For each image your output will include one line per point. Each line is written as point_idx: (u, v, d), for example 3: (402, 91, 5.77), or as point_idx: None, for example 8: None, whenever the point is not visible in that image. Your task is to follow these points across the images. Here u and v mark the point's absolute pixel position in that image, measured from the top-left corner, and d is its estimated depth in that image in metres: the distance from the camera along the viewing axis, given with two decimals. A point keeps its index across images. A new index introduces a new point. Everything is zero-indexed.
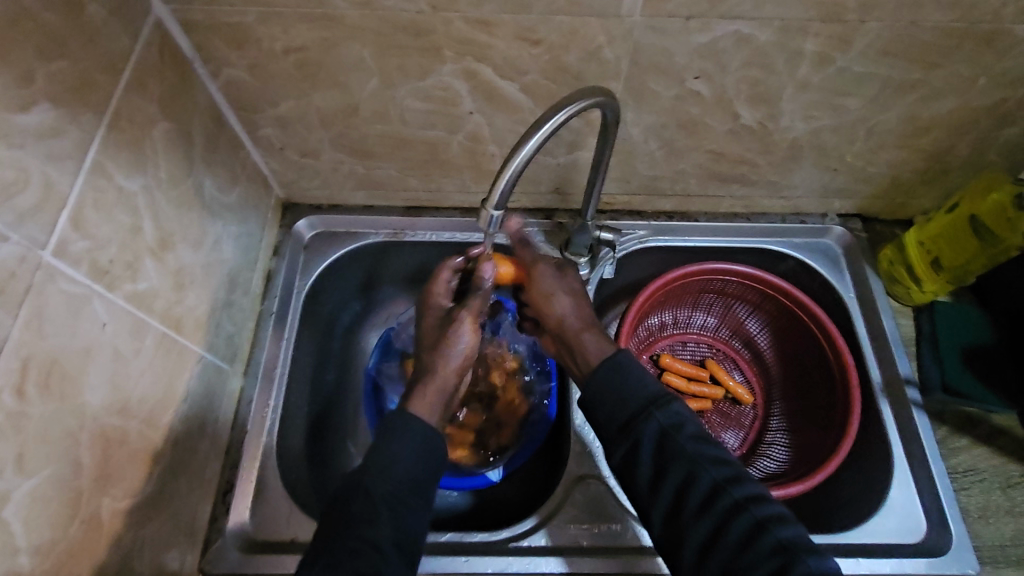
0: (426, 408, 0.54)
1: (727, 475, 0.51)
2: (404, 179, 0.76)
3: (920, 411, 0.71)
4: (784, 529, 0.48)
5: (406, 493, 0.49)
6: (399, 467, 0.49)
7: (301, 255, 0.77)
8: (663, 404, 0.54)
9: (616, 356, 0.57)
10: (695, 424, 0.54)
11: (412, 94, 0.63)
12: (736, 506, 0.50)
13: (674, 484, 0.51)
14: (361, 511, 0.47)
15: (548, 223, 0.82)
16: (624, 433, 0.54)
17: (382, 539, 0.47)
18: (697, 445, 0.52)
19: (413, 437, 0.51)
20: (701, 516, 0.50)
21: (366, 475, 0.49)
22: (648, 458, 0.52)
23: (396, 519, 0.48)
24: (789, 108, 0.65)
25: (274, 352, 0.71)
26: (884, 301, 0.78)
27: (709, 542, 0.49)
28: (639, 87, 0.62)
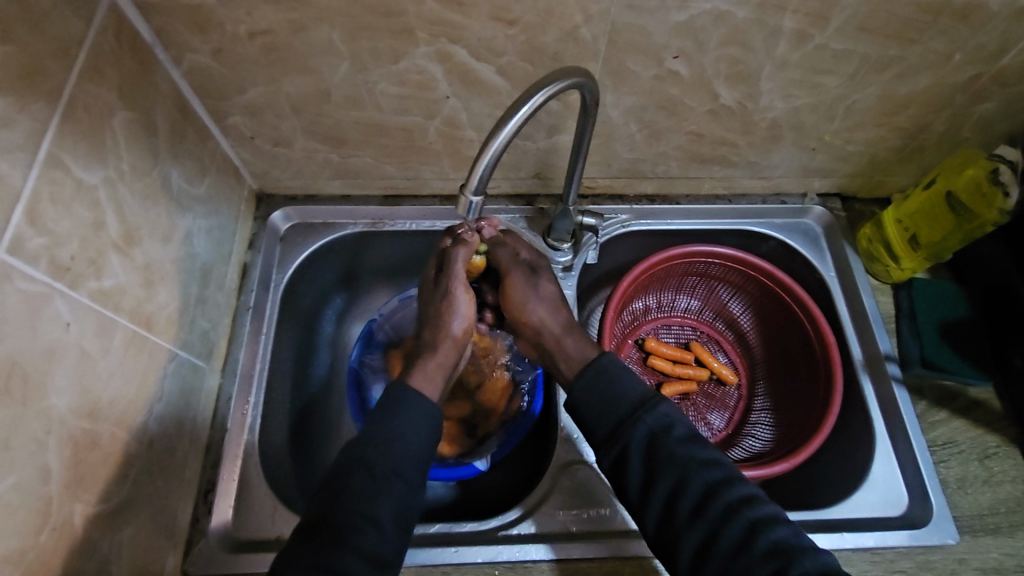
0: (428, 380, 0.58)
1: (718, 477, 0.52)
2: (381, 167, 0.74)
3: (899, 385, 0.72)
4: (776, 530, 0.49)
5: (405, 468, 0.51)
6: (399, 443, 0.52)
7: (277, 247, 0.76)
8: (650, 406, 0.55)
9: (600, 359, 0.58)
10: (684, 424, 0.55)
11: (386, 79, 0.61)
12: (729, 509, 0.50)
13: (664, 488, 0.52)
14: (358, 487, 0.49)
15: (529, 209, 0.81)
16: (613, 439, 0.55)
17: (380, 515, 0.48)
18: (685, 448, 0.53)
19: (414, 413, 0.53)
20: (695, 520, 0.50)
21: (366, 450, 0.51)
22: (638, 462, 0.53)
23: (395, 495, 0.50)
24: (768, 87, 0.64)
25: (253, 349, 0.69)
26: (864, 279, 0.78)
27: (704, 545, 0.50)
28: (618, 68, 0.61)
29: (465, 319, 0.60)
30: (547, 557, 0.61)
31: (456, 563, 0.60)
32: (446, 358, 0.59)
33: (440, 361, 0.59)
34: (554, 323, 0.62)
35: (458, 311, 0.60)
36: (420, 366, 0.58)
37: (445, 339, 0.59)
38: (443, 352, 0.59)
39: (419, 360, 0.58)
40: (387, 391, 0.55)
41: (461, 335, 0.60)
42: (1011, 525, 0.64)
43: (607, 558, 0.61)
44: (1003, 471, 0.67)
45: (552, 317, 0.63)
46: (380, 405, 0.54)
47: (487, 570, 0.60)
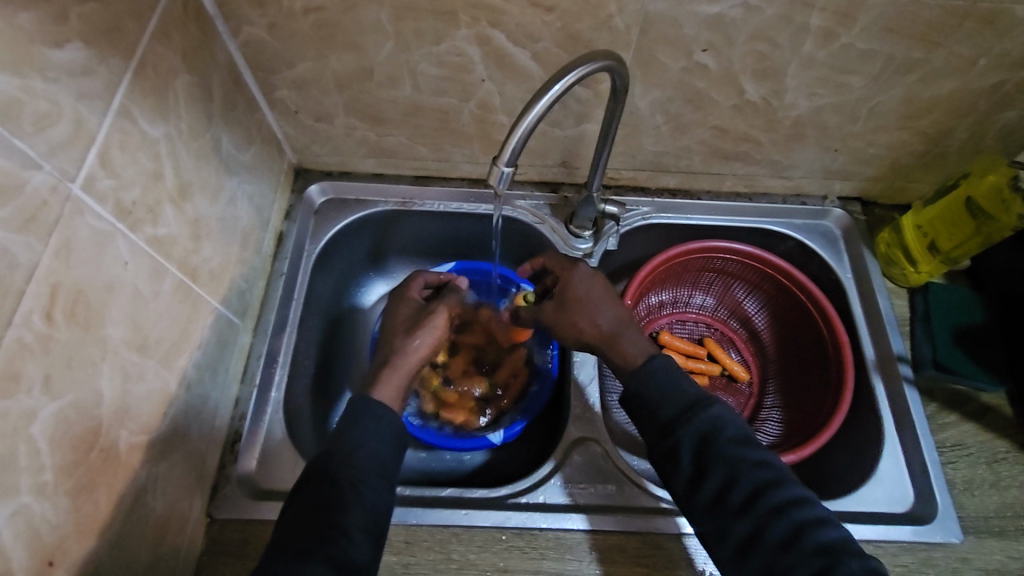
0: (389, 393, 0.58)
1: (768, 478, 0.53)
2: (414, 148, 0.78)
3: (910, 387, 0.72)
4: (822, 533, 0.50)
5: (372, 478, 0.52)
6: (365, 453, 0.53)
7: (311, 219, 0.80)
8: (702, 407, 0.56)
9: (651, 361, 0.59)
10: (734, 426, 0.55)
11: (426, 59, 0.64)
12: (776, 508, 0.51)
13: (712, 484, 0.53)
14: (327, 497, 0.50)
15: (553, 197, 0.84)
16: (664, 433, 0.56)
17: (345, 522, 0.49)
18: (737, 449, 0.54)
19: (377, 423, 0.55)
20: (740, 515, 0.51)
21: (332, 463, 0.52)
22: (687, 457, 0.54)
23: (363, 503, 0.51)
24: (794, 84, 0.66)
25: (283, 313, 0.73)
26: (880, 282, 0.79)
27: (748, 541, 0.51)
28: (648, 59, 0.63)
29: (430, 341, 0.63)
30: (552, 526, 0.63)
31: (465, 525, 0.63)
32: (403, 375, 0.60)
33: (395, 369, 0.60)
34: (603, 322, 0.63)
35: (428, 323, 0.64)
36: (384, 376, 0.59)
37: (408, 352, 0.62)
38: (410, 355, 0.62)
39: (383, 371, 0.60)
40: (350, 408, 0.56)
41: (425, 346, 0.63)
42: (1017, 529, 0.64)
43: (613, 531, 0.63)
44: (1011, 476, 0.67)
45: (600, 313, 0.63)
46: (346, 417, 0.55)
47: (494, 534, 0.62)
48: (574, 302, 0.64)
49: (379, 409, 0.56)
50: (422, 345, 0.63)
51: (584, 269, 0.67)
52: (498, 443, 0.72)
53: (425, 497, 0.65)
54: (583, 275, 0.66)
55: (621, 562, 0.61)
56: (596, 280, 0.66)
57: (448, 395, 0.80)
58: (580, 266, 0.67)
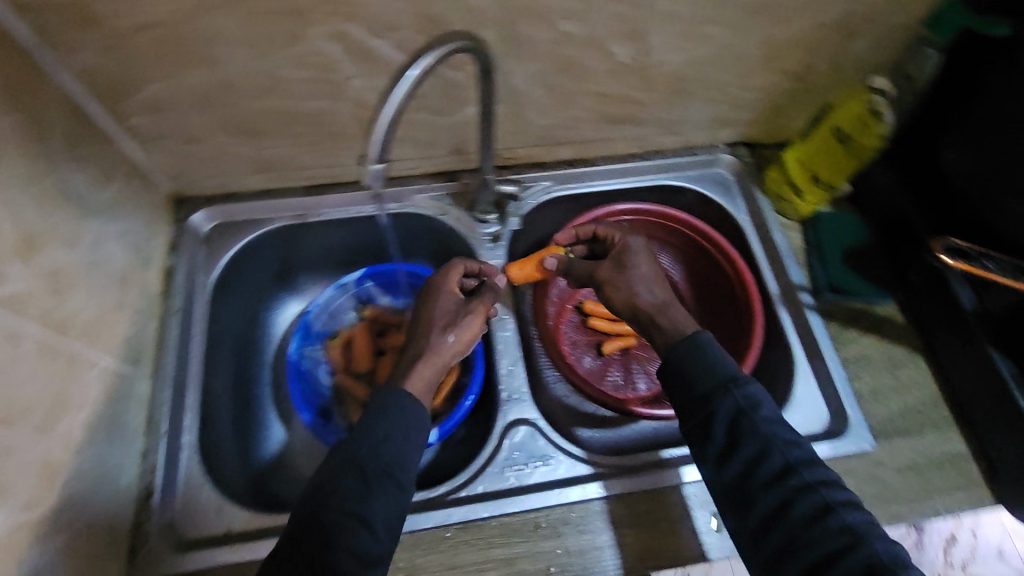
0: (421, 385, 0.61)
1: (798, 456, 0.55)
2: (298, 157, 0.75)
3: (813, 313, 0.77)
4: (851, 513, 0.52)
5: (397, 472, 0.53)
6: (389, 446, 0.54)
7: (201, 249, 0.76)
8: (742, 385, 0.58)
9: (697, 337, 0.60)
10: (770, 406, 0.57)
11: (286, 63, 0.61)
12: (801, 486, 0.53)
13: (744, 457, 0.55)
14: (351, 489, 0.52)
15: (453, 185, 0.83)
16: (702, 405, 0.57)
17: (369, 516, 0.51)
18: (772, 426, 0.56)
19: (404, 418, 0.56)
20: (767, 490, 0.54)
21: (359, 454, 0.53)
22: (722, 429, 0.56)
23: (389, 498, 0.52)
24: (660, 41, 0.67)
25: (185, 352, 0.69)
26: (774, 219, 0.83)
27: (773, 514, 0.53)
28: (515, 34, 0.63)
29: (467, 336, 0.65)
30: (495, 513, 0.63)
31: (409, 530, 0.61)
32: (436, 369, 0.62)
33: (434, 362, 0.62)
34: (645, 300, 0.65)
35: (466, 320, 0.65)
36: (417, 366, 0.61)
37: (442, 346, 0.63)
38: (439, 352, 0.63)
39: (416, 359, 0.62)
40: (377, 399, 0.57)
41: (458, 343, 0.64)
42: (918, 425, 0.70)
43: (555, 506, 0.64)
44: (909, 378, 0.73)
45: (644, 292, 0.66)
46: (371, 409, 0.57)
47: (440, 532, 0.62)
48: (608, 283, 0.67)
49: (406, 400, 0.57)
50: (454, 339, 0.64)
51: (636, 242, 0.70)
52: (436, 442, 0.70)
53: None
54: (636, 256, 0.69)
55: (568, 534, 0.63)
56: (647, 260, 0.69)
57: None
58: (634, 238, 0.71)
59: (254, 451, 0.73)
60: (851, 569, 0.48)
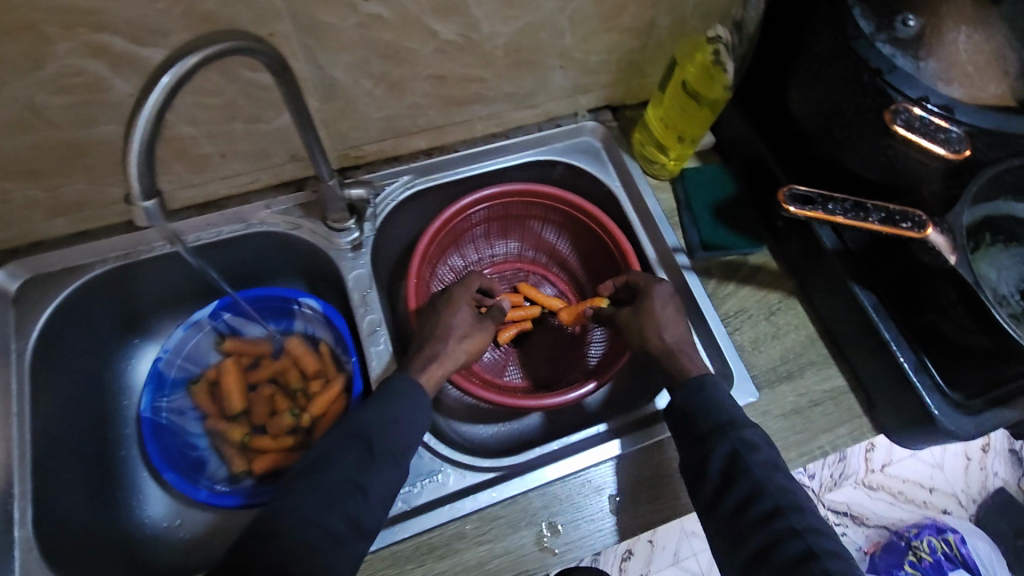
0: (432, 384, 0.63)
1: (790, 500, 0.54)
2: (105, 190, 0.66)
3: (689, 273, 0.75)
4: (834, 562, 0.51)
5: (400, 455, 0.57)
6: (396, 428, 0.57)
7: (10, 311, 0.66)
8: (740, 426, 0.58)
9: (706, 376, 0.62)
10: (768, 450, 0.58)
11: (40, 89, 0.52)
12: (792, 529, 0.53)
13: (736, 496, 0.55)
14: (355, 459, 0.55)
15: (301, 195, 0.75)
16: (699, 443, 0.58)
17: (369, 488, 0.54)
18: (766, 470, 0.56)
19: (417, 413, 0.59)
20: (755, 528, 0.54)
21: (372, 428, 0.57)
22: (716, 465, 0.57)
23: (384, 475, 0.55)
24: (482, 13, 0.62)
25: (3, 435, 0.60)
26: (644, 181, 0.81)
27: (759, 553, 0.53)
28: (313, 23, 0.56)
29: (473, 351, 0.67)
30: (383, 544, 0.59)
31: None
32: (441, 374, 0.64)
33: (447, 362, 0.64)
34: (665, 339, 0.66)
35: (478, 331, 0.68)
36: (432, 365, 0.64)
37: (454, 351, 0.65)
38: (451, 358, 0.65)
39: (432, 357, 0.64)
40: (394, 382, 0.60)
41: (468, 351, 0.67)
42: (799, 368, 0.71)
43: (446, 523, 0.61)
44: (787, 322, 0.74)
45: (667, 331, 0.66)
46: (388, 391, 0.60)
47: None
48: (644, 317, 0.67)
49: (421, 395, 0.60)
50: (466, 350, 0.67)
51: (662, 289, 0.68)
52: None
53: None
54: (662, 296, 0.68)
55: (463, 549, 0.60)
56: (670, 304, 0.68)
57: (261, 443, 0.72)
58: (660, 283, 0.69)
59: (128, 515, 0.68)
60: None
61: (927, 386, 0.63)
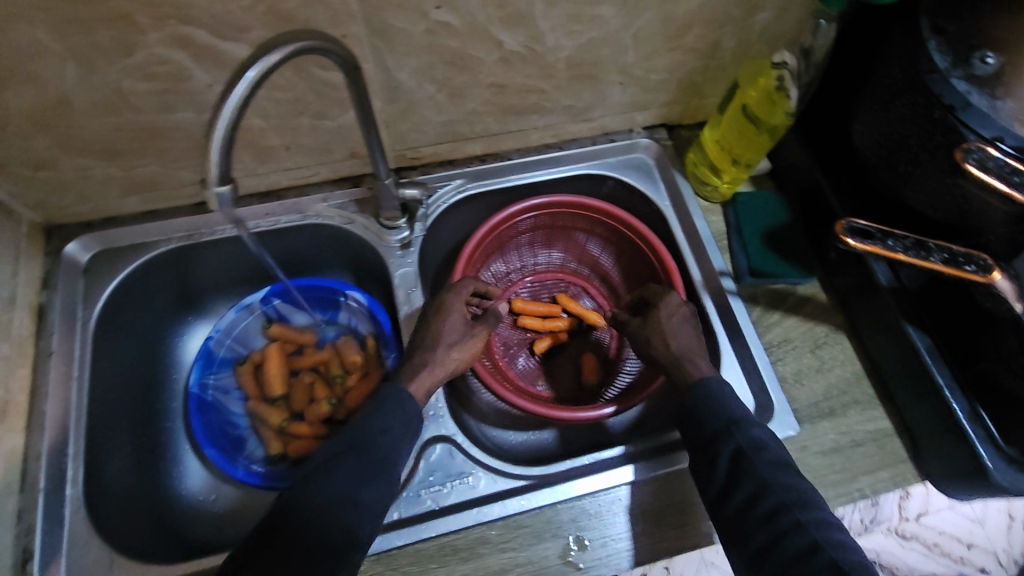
0: (421, 391, 0.60)
1: (796, 497, 0.53)
2: (174, 174, 0.69)
3: (734, 298, 0.74)
4: (843, 555, 0.49)
5: (390, 464, 0.56)
6: (386, 436, 0.57)
7: (80, 281, 0.70)
8: (743, 427, 0.57)
9: (708, 382, 0.61)
10: (774, 449, 0.56)
11: (129, 75, 0.55)
12: (797, 524, 0.51)
13: (742, 495, 0.54)
14: (346, 470, 0.54)
15: (357, 190, 0.77)
16: (704, 447, 0.58)
17: (360, 499, 0.52)
18: (772, 469, 0.55)
19: (405, 419, 0.58)
20: (761, 526, 0.53)
21: (360, 439, 0.56)
22: (721, 468, 0.56)
23: (377, 485, 0.54)
24: (547, 26, 0.63)
25: (64, 397, 0.64)
26: (695, 202, 0.81)
27: (766, 551, 0.52)
28: (385, 27, 0.58)
29: (463, 357, 0.63)
30: (410, 540, 0.59)
31: None
32: (429, 382, 0.61)
33: (434, 370, 0.61)
34: (677, 347, 0.65)
35: (470, 337, 0.64)
36: (420, 372, 0.61)
37: (443, 358, 0.62)
38: (442, 366, 0.62)
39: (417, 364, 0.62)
40: (383, 392, 0.59)
41: (461, 359, 0.63)
42: (843, 405, 0.69)
43: (472, 527, 0.61)
44: (833, 357, 0.72)
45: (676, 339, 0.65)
46: (377, 400, 0.59)
47: None
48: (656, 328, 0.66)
49: (410, 403, 0.59)
50: (456, 356, 0.63)
51: (673, 301, 0.68)
52: None
53: None
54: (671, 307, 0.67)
55: (486, 555, 0.60)
56: (678, 313, 0.67)
57: (295, 430, 0.74)
58: (671, 297, 0.68)
59: (169, 486, 0.71)
60: None
61: (979, 436, 0.60)
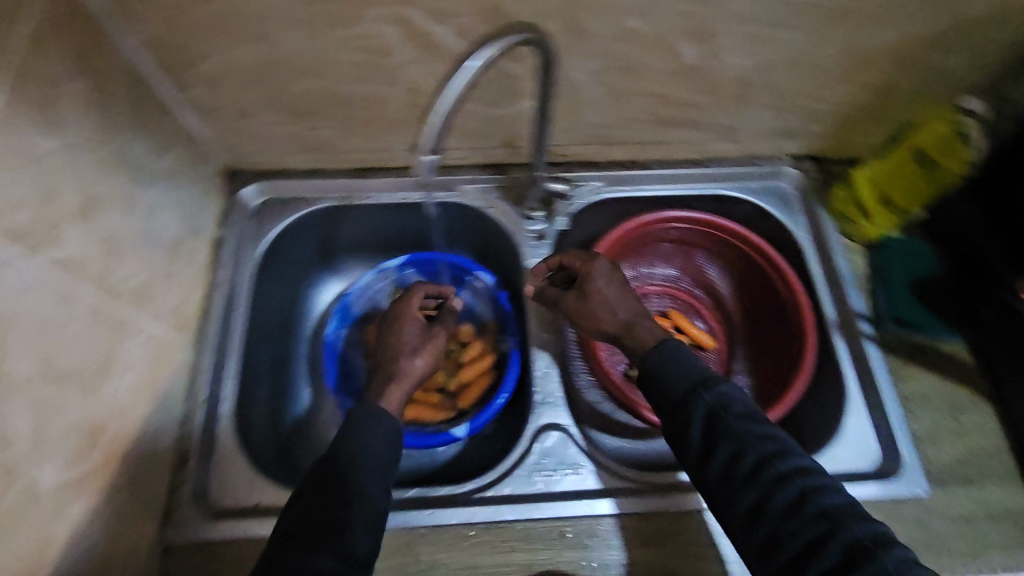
0: (393, 400, 0.59)
1: (774, 449, 0.51)
2: (347, 139, 0.75)
3: (871, 343, 0.72)
4: (829, 498, 0.49)
5: (381, 475, 0.52)
6: (368, 452, 0.53)
7: (251, 223, 0.76)
8: (708, 385, 0.55)
9: (664, 345, 0.58)
10: (740, 403, 0.54)
11: (342, 45, 0.61)
12: (782, 476, 0.50)
13: (722, 456, 0.52)
14: (333, 493, 0.50)
15: (502, 178, 0.81)
16: (678, 408, 0.55)
17: (351, 520, 0.49)
18: (744, 422, 0.52)
19: (378, 432, 0.54)
20: (749, 485, 0.50)
21: (339, 460, 0.52)
22: (699, 427, 0.53)
23: (371, 499, 0.51)
24: (729, 44, 0.64)
25: (227, 324, 0.70)
26: (837, 240, 0.79)
27: (754, 509, 0.50)
28: (577, 27, 0.60)
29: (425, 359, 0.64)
30: (521, 518, 0.62)
31: (392, 526, 0.61)
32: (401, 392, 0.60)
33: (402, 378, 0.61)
34: (611, 324, 0.63)
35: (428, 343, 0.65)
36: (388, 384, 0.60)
37: (404, 364, 0.62)
38: (409, 376, 0.62)
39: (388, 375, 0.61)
40: (355, 412, 0.56)
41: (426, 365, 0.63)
42: (981, 475, 0.65)
43: (580, 517, 0.62)
44: (974, 423, 0.68)
45: (607, 314, 0.63)
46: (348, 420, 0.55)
47: (462, 531, 0.61)
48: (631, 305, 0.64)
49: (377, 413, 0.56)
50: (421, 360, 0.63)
51: (602, 266, 0.65)
52: (463, 438, 0.72)
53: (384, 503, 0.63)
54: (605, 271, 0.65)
55: (592, 547, 0.60)
56: (607, 279, 0.64)
57: (412, 393, 0.78)
58: (599, 260, 0.66)
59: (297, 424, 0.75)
60: (832, 557, 0.46)
61: None
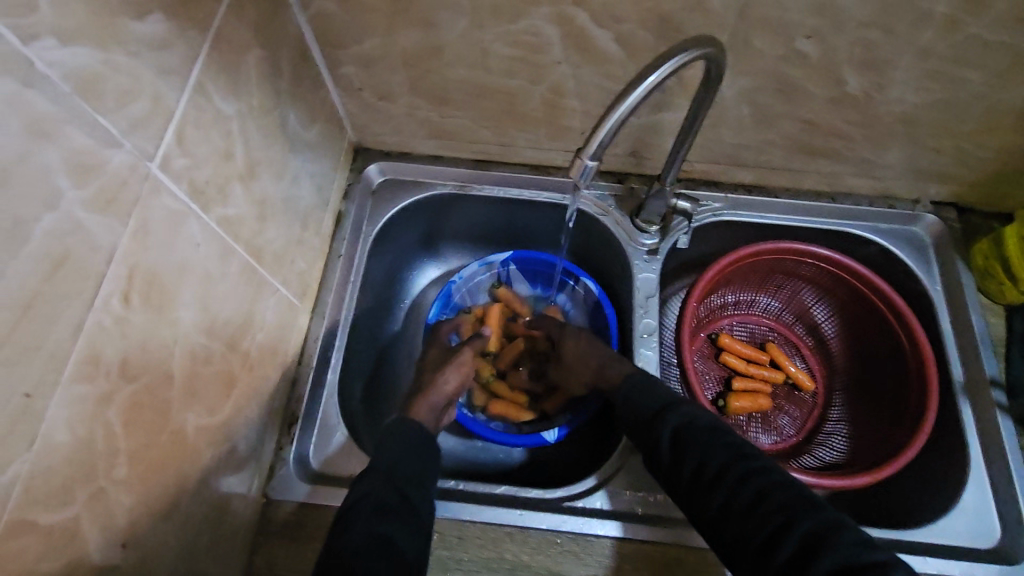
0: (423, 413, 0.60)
1: (732, 451, 0.52)
2: (476, 130, 0.75)
3: (1004, 416, 0.66)
4: (785, 493, 0.48)
5: (422, 487, 0.52)
6: (402, 462, 0.52)
7: (369, 200, 0.78)
8: (674, 406, 0.56)
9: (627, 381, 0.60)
10: (706, 416, 0.56)
11: (500, 39, 0.61)
12: (745, 475, 0.50)
13: (688, 465, 0.52)
14: (374, 505, 0.48)
15: (618, 187, 0.80)
16: (650, 426, 0.56)
17: (395, 536, 0.46)
18: (710, 432, 0.54)
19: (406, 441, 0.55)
20: (714, 489, 0.51)
21: (377, 475, 0.50)
22: (665, 438, 0.55)
23: (411, 509, 0.49)
24: (901, 78, 0.60)
25: (340, 295, 0.72)
26: (974, 297, 0.73)
27: (723, 510, 0.50)
28: (744, 44, 0.58)
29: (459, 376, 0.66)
30: (611, 534, 0.60)
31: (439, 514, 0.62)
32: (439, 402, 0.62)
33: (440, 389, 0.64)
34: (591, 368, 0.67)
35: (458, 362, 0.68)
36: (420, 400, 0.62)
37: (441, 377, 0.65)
38: (440, 390, 0.64)
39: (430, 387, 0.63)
40: (389, 425, 0.57)
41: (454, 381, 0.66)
42: None
43: (670, 544, 0.60)
44: None
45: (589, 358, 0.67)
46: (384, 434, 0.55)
47: (550, 537, 0.60)
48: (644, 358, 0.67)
49: (405, 424, 0.57)
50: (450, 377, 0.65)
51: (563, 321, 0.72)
52: (552, 442, 0.70)
53: (469, 493, 0.64)
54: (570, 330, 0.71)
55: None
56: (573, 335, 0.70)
57: (499, 389, 0.77)
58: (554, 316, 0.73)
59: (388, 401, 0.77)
60: (791, 546, 0.45)
61: None
